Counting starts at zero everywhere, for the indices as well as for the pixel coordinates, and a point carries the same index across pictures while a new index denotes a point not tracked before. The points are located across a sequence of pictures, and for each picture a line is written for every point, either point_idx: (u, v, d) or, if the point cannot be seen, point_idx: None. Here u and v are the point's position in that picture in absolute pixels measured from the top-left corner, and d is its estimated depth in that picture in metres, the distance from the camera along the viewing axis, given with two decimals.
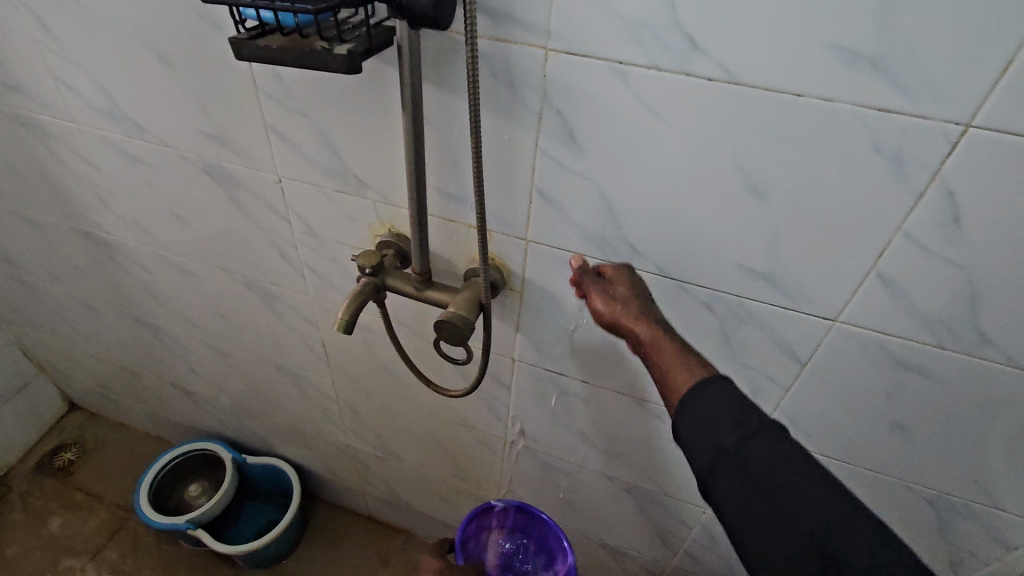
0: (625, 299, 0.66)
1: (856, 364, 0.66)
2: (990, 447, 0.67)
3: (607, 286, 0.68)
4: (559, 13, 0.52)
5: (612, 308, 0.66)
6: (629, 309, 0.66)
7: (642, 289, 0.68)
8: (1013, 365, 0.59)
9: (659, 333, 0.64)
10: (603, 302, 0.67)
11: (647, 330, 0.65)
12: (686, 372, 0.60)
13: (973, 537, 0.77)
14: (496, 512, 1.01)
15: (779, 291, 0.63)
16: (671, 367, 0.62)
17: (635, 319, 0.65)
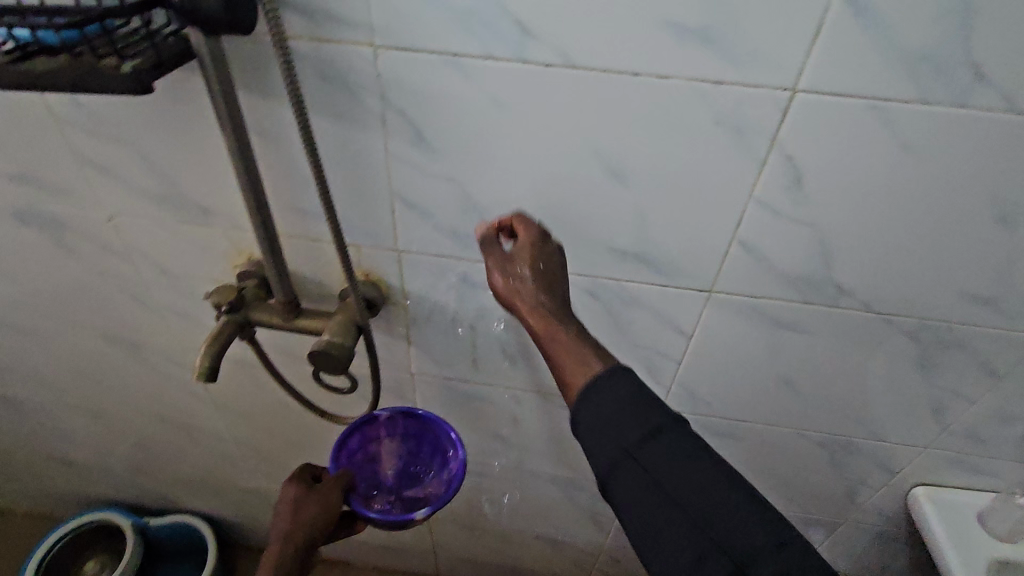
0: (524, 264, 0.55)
1: (736, 328, 0.67)
2: (863, 386, 0.71)
3: (518, 249, 0.56)
4: (379, 6, 0.48)
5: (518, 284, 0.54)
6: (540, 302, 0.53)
7: (554, 256, 0.57)
8: (869, 310, 0.62)
9: (551, 325, 0.52)
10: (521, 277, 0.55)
11: (537, 321, 0.53)
12: (591, 364, 0.50)
13: (863, 468, 0.83)
14: (383, 420, 0.76)
15: (655, 270, 0.63)
16: (562, 359, 0.51)
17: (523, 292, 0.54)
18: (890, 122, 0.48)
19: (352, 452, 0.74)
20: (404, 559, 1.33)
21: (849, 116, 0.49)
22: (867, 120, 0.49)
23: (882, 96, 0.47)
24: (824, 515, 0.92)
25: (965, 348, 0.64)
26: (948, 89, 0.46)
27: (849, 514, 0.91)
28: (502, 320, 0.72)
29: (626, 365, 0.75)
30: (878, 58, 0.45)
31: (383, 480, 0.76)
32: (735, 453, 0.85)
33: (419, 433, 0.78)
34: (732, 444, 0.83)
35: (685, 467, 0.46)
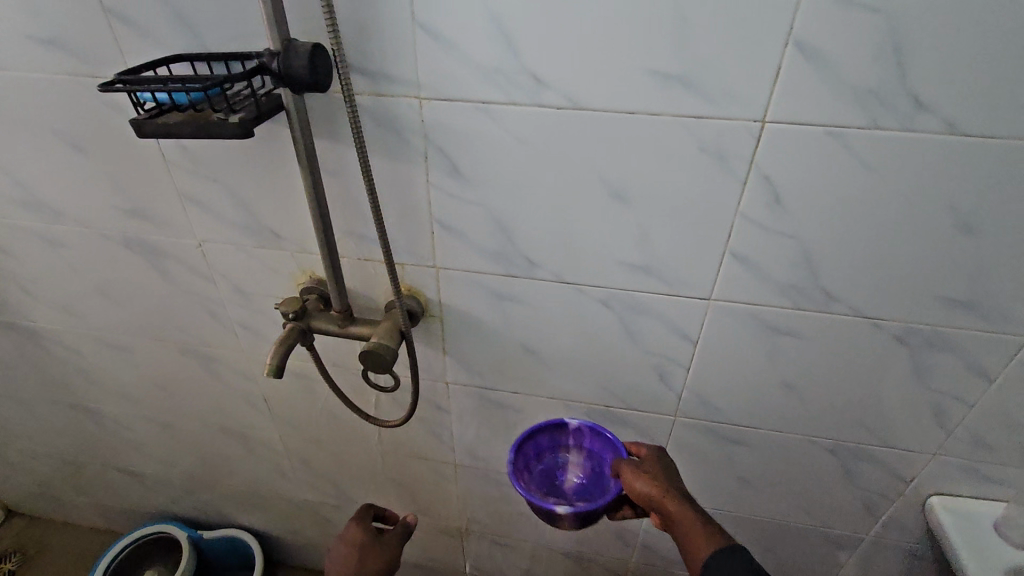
0: (651, 476, 0.72)
1: (737, 335, 0.74)
2: (864, 391, 0.76)
3: (640, 467, 0.74)
4: (425, 67, 0.61)
5: (646, 485, 0.71)
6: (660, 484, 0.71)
7: (670, 471, 0.74)
8: (858, 314, 0.69)
9: (682, 505, 0.67)
10: (651, 483, 0.71)
11: (674, 505, 0.67)
12: (707, 544, 0.65)
13: (876, 477, 0.86)
14: (571, 430, 0.87)
15: (660, 280, 0.71)
16: (691, 534, 0.66)
17: (664, 495, 0.69)
18: (849, 146, 0.57)
19: (538, 448, 0.87)
20: None
21: (813, 142, 0.58)
22: (830, 144, 0.57)
23: (839, 124, 0.56)
24: (844, 528, 0.95)
25: (953, 351, 0.69)
26: (894, 115, 0.55)
27: (869, 527, 0.93)
28: (527, 330, 0.81)
29: (639, 372, 0.82)
30: (831, 92, 0.54)
31: (560, 484, 0.87)
32: (749, 461, 0.89)
33: (604, 453, 0.85)
34: (746, 451, 0.88)
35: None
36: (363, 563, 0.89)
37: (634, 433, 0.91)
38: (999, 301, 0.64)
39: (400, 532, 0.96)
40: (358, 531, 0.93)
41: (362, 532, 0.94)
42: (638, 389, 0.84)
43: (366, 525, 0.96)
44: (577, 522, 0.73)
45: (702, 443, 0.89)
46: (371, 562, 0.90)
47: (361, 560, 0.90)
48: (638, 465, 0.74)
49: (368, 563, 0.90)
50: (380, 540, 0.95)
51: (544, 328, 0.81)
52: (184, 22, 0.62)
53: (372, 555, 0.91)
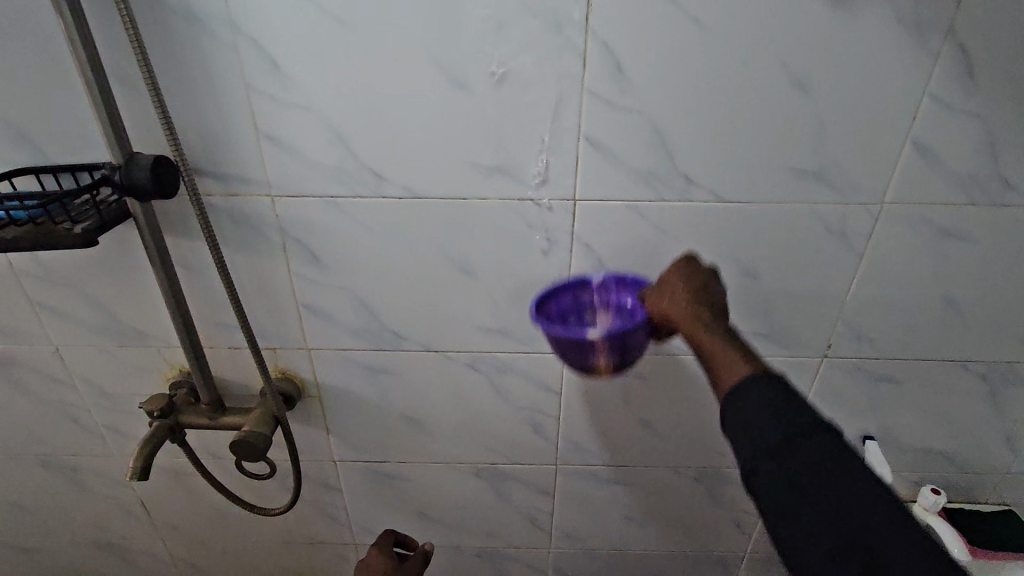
0: (672, 287, 0.62)
1: (593, 382, 0.82)
2: (709, 420, 0.86)
3: (662, 287, 0.64)
4: (272, 169, 0.66)
5: (673, 302, 0.61)
6: (696, 317, 0.58)
7: (705, 277, 0.61)
8: (687, 353, 0.79)
9: (697, 324, 0.57)
10: (670, 301, 0.61)
11: (681, 317, 0.59)
12: (739, 363, 0.52)
13: (737, 496, 0.95)
14: (594, 288, 0.71)
15: (516, 340, 0.78)
16: (713, 353, 0.54)
17: (694, 321, 0.58)
18: (646, 216, 0.68)
19: (562, 310, 0.71)
20: None
21: (617, 214, 0.68)
22: (631, 216, 0.68)
23: (634, 198, 0.67)
24: (724, 548, 1.02)
25: None
26: (673, 190, 0.67)
27: (744, 544, 1.01)
28: (405, 398, 0.85)
29: (515, 426, 0.87)
30: (622, 174, 0.66)
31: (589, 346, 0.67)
32: (629, 498, 0.96)
33: (632, 308, 0.68)
34: (624, 488, 0.94)
35: (810, 447, 0.45)
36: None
37: (522, 485, 0.95)
38: (791, 331, 0.77)
39: (422, 557, 0.89)
40: (381, 558, 0.86)
41: (384, 559, 0.86)
42: (517, 443, 0.89)
43: (388, 552, 0.88)
44: (613, 354, 0.64)
45: (584, 487, 0.95)
46: None
47: None
48: (668, 283, 0.63)
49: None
50: (403, 566, 0.87)
51: (420, 395, 0.84)
52: (25, 139, 0.64)
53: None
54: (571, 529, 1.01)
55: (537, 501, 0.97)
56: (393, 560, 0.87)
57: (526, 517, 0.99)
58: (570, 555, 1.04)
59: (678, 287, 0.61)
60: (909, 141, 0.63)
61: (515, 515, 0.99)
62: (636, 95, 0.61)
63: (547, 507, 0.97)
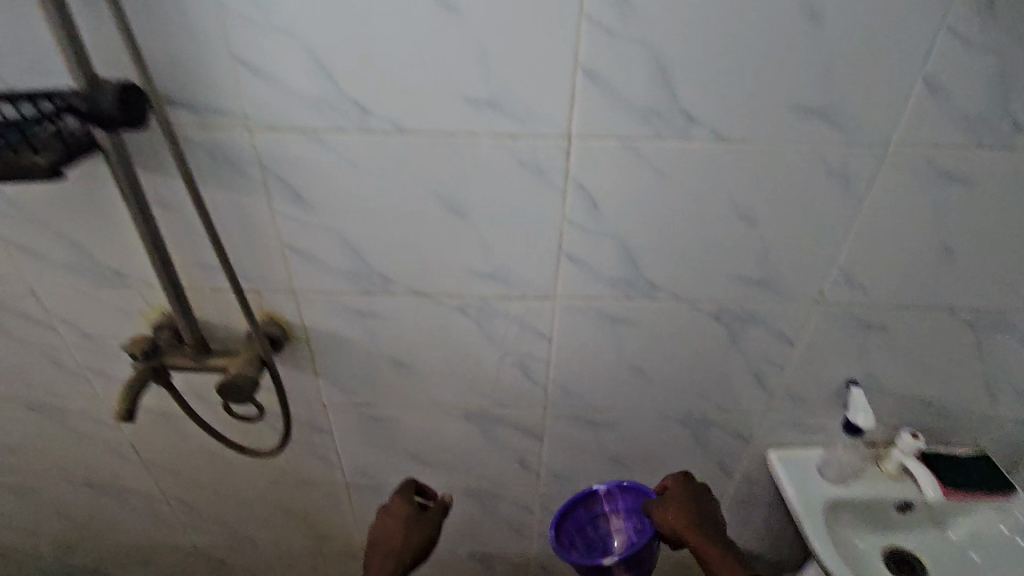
0: (678, 524, 0.80)
1: (584, 327, 0.82)
2: (699, 366, 0.86)
3: (667, 500, 0.83)
4: (249, 99, 0.62)
5: (675, 518, 0.80)
6: (681, 522, 0.80)
7: (695, 499, 0.83)
8: (679, 299, 0.78)
9: (700, 538, 0.78)
10: (678, 521, 0.80)
11: (694, 538, 0.78)
12: (717, 548, 0.76)
13: (722, 440, 0.97)
14: (601, 495, 0.93)
15: (506, 284, 0.77)
16: (709, 554, 0.76)
17: (689, 527, 0.79)
18: (643, 155, 0.66)
19: (579, 524, 0.93)
20: None
21: (613, 153, 0.65)
22: (627, 155, 0.66)
23: (632, 136, 0.64)
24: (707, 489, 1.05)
25: (760, 323, 0.81)
26: (673, 128, 0.64)
27: (725, 486, 1.05)
28: (394, 343, 0.84)
29: (506, 371, 0.87)
30: (620, 109, 0.62)
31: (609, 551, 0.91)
32: (616, 441, 0.97)
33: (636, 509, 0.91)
34: (611, 432, 0.96)
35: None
36: (407, 540, 0.85)
37: (511, 429, 0.96)
38: (784, 277, 0.76)
39: (441, 509, 0.89)
40: (400, 505, 0.89)
41: (405, 508, 0.89)
42: (506, 388, 0.89)
43: (409, 500, 0.90)
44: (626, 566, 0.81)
45: (573, 430, 0.96)
46: (415, 537, 0.86)
47: (404, 535, 0.86)
48: (666, 507, 0.82)
49: (412, 535, 0.86)
50: (423, 514, 0.89)
51: (410, 339, 0.84)
52: None
53: (416, 531, 0.86)
54: (559, 471, 1.03)
55: (526, 444, 0.98)
56: (413, 507, 0.89)
57: (515, 459, 1.01)
58: (557, 495, 1.07)
59: (674, 509, 0.81)
60: (921, 76, 0.60)
61: (505, 458, 1.01)
62: (638, 23, 0.57)
63: (536, 450, 0.99)
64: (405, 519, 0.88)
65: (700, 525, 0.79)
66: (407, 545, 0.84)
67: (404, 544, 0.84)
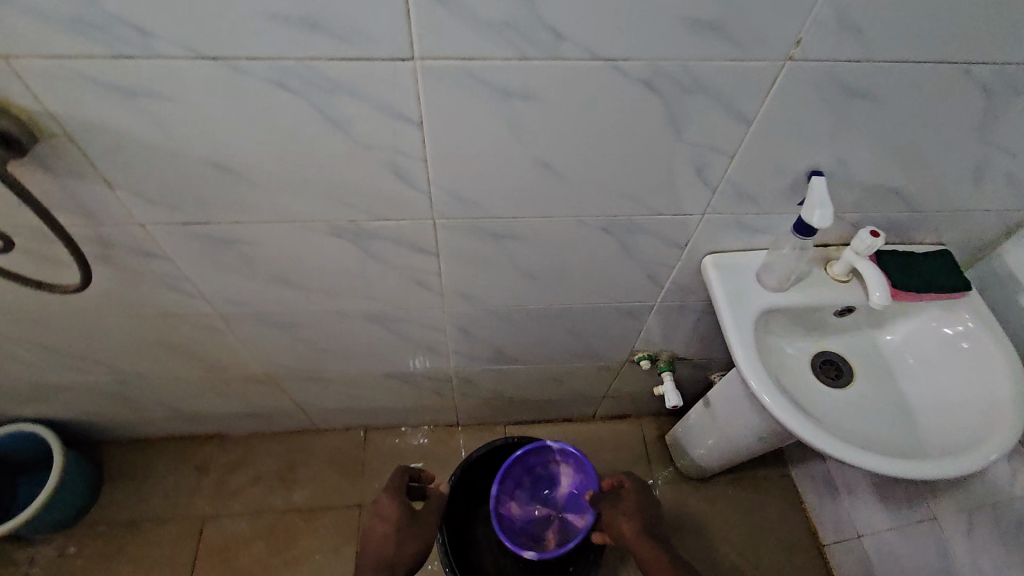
0: (627, 511, 0.96)
1: (464, 107, 0.58)
2: (624, 159, 0.65)
3: (622, 504, 0.98)
4: None
5: (626, 523, 0.94)
6: (626, 508, 0.97)
7: (644, 502, 0.99)
8: (596, 56, 0.53)
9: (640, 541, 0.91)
10: (628, 523, 0.94)
11: (635, 538, 0.92)
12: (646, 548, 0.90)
13: (652, 247, 0.81)
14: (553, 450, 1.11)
15: (334, 38, 0.50)
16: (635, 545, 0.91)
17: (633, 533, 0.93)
18: None
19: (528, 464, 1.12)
20: (274, 418, 1.35)
21: None
22: None
23: None
24: (634, 300, 0.94)
25: (707, 93, 0.58)
26: None
27: (654, 295, 0.93)
28: (200, 137, 0.59)
29: (371, 174, 0.65)
30: None
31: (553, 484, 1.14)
32: (528, 255, 0.81)
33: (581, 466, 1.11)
34: (521, 245, 0.79)
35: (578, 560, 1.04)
36: (401, 551, 0.92)
37: (397, 247, 0.77)
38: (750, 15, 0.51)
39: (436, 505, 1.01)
40: (396, 510, 0.96)
41: (398, 503, 0.97)
42: (377, 198, 0.68)
43: (401, 499, 0.98)
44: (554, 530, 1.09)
45: (473, 245, 0.78)
46: (410, 543, 0.94)
47: (400, 541, 0.93)
48: (618, 493, 1.00)
49: (405, 544, 0.94)
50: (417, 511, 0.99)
51: (221, 132, 0.59)
52: None
53: (409, 540, 0.94)
54: (466, 291, 0.88)
55: (420, 263, 0.81)
56: (409, 509, 0.98)
57: (410, 280, 0.85)
58: (468, 315, 0.95)
59: (627, 499, 0.99)
60: None
61: (398, 279, 0.85)
62: None
63: (434, 269, 0.83)
64: (401, 519, 0.95)
65: (645, 515, 0.97)
66: (402, 556, 0.92)
67: (398, 554, 0.92)
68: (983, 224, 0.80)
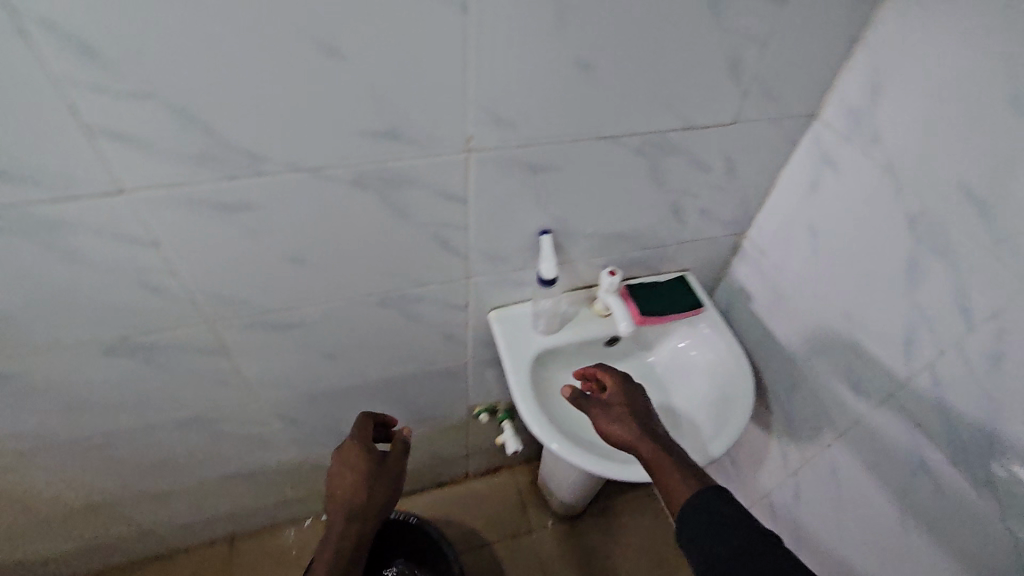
0: (620, 416, 0.75)
1: (194, 224, 0.63)
2: (370, 244, 0.73)
3: (613, 412, 0.76)
4: None
5: (621, 429, 0.74)
6: (618, 412, 0.76)
7: (637, 404, 0.77)
8: (299, 169, 0.62)
9: (645, 444, 0.71)
10: (620, 428, 0.74)
11: (647, 450, 0.70)
12: (680, 478, 0.66)
13: (437, 312, 0.89)
14: None
15: (37, 184, 0.55)
16: (665, 480, 0.67)
17: (636, 439, 0.72)
18: None
19: None
20: (121, 548, 1.25)
21: None
22: None
23: None
24: (446, 360, 1.01)
25: (414, 185, 0.68)
26: None
27: (463, 353, 1.01)
28: None
29: (124, 291, 0.68)
30: None
31: None
32: (321, 339, 0.86)
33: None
34: (310, 331, 0.83)
35: None
36: (371, 497, 0.78)
37: (183, 352, 0.80)
38: (418, 124, 0.61)
39: (403, 450, 0.83)
40: (359, 457, 0.80)
41: (358, 455, 0.81)
42: (141, 311, 0.71)
43: (368, 449, 0.82)
44: None
45: (262, 339, 0.82)
46: (378, 492, 0.79)
47: (372, 489, 0.78)
48: (604, 400, 0.78)
49: (377, 490, 0.79)
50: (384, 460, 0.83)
51: None
52: None
53: (380, 486, 0.79)
54: (275, 381, 0.91)
55: (215, 363, 0.83)
56: (376, 455, 0.82)
57: (211, 380, 0.86)
58: (289, 403, 0.97)
59: (615, 405, 0.77)
60: None
61: (198, 383, 0.86)
62: None
63: (231, 367, 0.85)
64: (366, 474, 0.79)
65: (637, 410, 0.76)
66: (372, 504, 0.78)
67: (369, 503, 0.78)
68: (707, 248, 0.97)
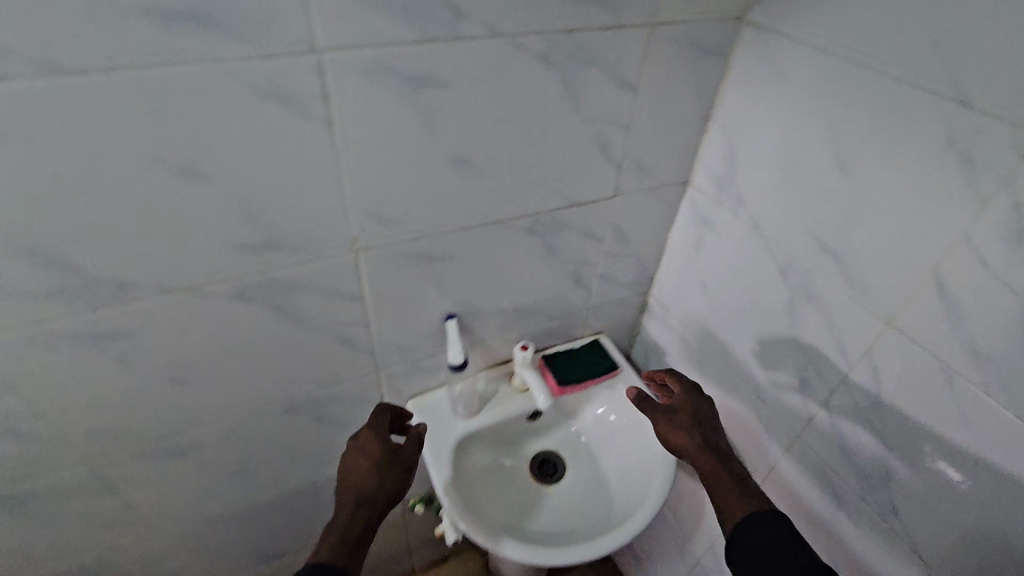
0: (684, 425, 0.78)
1: (58, 360, 0.58)
2: (265, 354, 0.70)
3: (677, 420, 0.78)
4: None
5: (683, 439, 0.76)
6: (683, 422, 0.78)
7: (703, 415, 0.79)
8: (173, 291, 0.59)
9: (708, 460, 0.72)
10: (687, 439, 0.76)
11: (705, 462, 0.72)
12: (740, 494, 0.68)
13: (352, 410, 0.86)
14: None
15: None
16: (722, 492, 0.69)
17: (698, 451, 0.74)
18: None
19: None
20: None
21: None
22: None
23: None
24: None
25: (304, 290, 0.66)
26: None
27: None
28: None
29: None
30: None
31: None
32: (225, 458, 0.80)
33: None
34: (211, 452, 0.78)
35: None
36: (382, 485, 0.70)
37: (62, 496, 0.72)
38: (297, 232, 0.61)
39: (417, 443, 0.76)
40: (377, 444, 0.73)
41: (377, 445, 0.73)
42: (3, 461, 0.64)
43: (382, 439, 0.75)
44: None
45: (156, 468, 0.75)
46: (392, 481, 0.71)
47: (383, 479, 0.70)
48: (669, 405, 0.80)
49: (389, 482, 0.71)
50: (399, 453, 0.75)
51: None
52: None
53: (392, 477, 0.71)
54: (178, 510, 0.83)
55: (102, 502, 0.75)
56: (390, 445, 0.74)
57: (101, 522, 0.78)
58: (198, 531, 0.88)
59: (680, 411, 0.79)
60: None
61: (85, 527, 0.77)
62: None
63: (124, 503, 0.77)
64: (381, 461, 0.72)
65: (701, 423, 0.78)
66: (382, 492, 0.69)
67: (382, 488, 0.70)
68: (616, 310, 1.00)
